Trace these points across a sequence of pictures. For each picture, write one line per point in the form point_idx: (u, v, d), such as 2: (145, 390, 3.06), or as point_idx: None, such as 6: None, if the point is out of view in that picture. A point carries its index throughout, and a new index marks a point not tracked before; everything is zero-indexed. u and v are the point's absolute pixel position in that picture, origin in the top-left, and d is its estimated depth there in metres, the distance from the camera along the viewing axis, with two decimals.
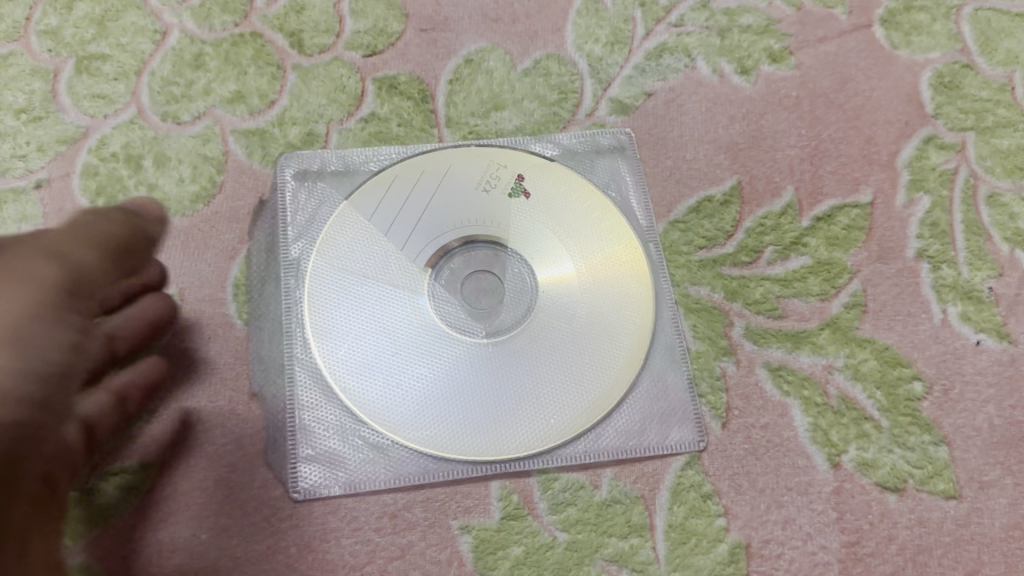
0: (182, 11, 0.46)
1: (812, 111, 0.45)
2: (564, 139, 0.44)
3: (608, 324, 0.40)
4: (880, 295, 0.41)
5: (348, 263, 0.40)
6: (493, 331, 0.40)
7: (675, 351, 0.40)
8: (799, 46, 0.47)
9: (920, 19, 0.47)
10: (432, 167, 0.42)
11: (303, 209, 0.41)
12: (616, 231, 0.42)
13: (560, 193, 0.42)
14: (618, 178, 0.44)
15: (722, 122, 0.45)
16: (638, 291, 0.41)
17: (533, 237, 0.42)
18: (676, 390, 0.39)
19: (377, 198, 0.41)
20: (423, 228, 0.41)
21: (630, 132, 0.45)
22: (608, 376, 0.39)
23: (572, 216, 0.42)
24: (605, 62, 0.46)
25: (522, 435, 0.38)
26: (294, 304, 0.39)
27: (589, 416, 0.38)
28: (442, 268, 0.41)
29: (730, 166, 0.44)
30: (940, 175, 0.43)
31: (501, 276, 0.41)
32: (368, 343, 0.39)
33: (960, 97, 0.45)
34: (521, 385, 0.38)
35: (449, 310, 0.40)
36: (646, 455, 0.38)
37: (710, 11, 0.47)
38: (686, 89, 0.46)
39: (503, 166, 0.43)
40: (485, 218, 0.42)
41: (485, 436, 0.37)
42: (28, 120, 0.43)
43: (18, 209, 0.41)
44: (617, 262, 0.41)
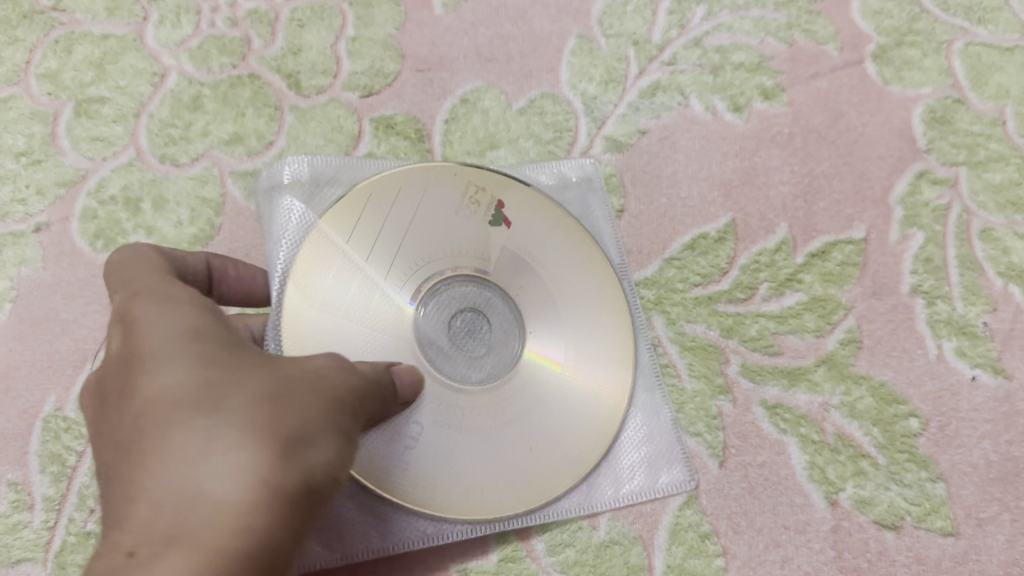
0: (180, 53, 0.46)
1: (804, 147, 0.46)
2: (532, 174, 0.44)
3: (594, 365, 0.39)
4: (875, 331, 0.41)
5: (333, 285, 0.36)
6: (482, 375, 0.37)
7: (655, 390, 0.40)
8: (791, 83, 0.47)
9: (911, 54, 0.48)
10: (409, 188, 0.39)
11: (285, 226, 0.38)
12: (594, 266, 0.41)
13: (539, 223, 0.41)
14: (587, 209, 0.43)
15: (715, 159, 0.46)
16: (618, 329, 0.40)
17: (515, 266, 0.40)
18: (661, 430, 0.39)
19: (358, 220, 0.38)
20: (403, 254, 0.38)
21: (594, 161, 0.45)
22: (600, 420, 0.38)
23: (555, 251, 0.40)
24: (598, 100, 0.47)
25: (522, 492, 0.36)
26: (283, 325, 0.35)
27: (584, 468, 0.37)
28: (427, 307, 0.38)
29: (723, 204, 0.44)
30: (933, 211, 0.44)
31: (484, 313, 0.39)
32: None
33: (952, 132, 0.46)
34: (517, 437, 0.36)
35: (437, 355, 0.37)
36: (641, 499, 0.38)
37: (702, 49, 0.48)
38: (680, 126, 0.46)
39: (483, 189, 0.40)
40: (464, 249, 0.39)
41: (486, 498, 0.35)
42: (27, 163, 0.44)
43: (18, 252, 0.42)
44: (596, 299, 0.40)
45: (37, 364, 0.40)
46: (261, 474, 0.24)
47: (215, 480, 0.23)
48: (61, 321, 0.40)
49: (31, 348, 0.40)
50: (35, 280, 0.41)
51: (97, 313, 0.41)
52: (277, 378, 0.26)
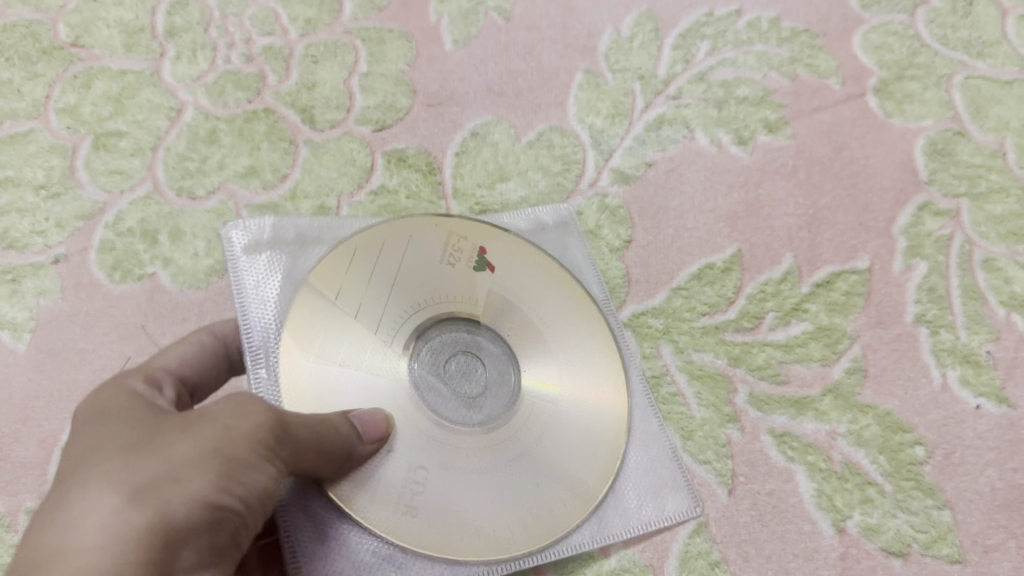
0: (196, 88, 0.48)
1: (809, 179, 0.47)
2: (507, 220, 0.44)
3: (592, 400, 0.39)
4: (880, 361, 0.42)
5: (320, 345, 0.35)
6: (480, 419, 0.37)
7: (653, 422, 0.40)
8: (795, 116, 0.48)
9: (912, 88, 0.50)
10: (393, 239, 0.40)
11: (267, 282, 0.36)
12: (580, 306, 0.41)
13: (523, 268, 0.41)
14: (566, 250, 0.44)
15: (721, 191, 0.46)
16: (611, 365, 0.40)
17: (501, 306, 0.40)
18: (663, 462, 0.39)
19: (344, 262, 0.38)
20: (396, 299, 0.38)
21: (568, 206, 0.45)
22: (603, 454, 0.38)
23: (541, 292, 0.41)
24: (606, 134, 0.48)
25: (534, 529, 0.35)
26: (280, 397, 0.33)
27: (592, 501, 0.37)
28: (421, 351, 0.38)
29: (729, 235, 0.45)
30: (936, 242, 0.45)
31: (478, 355, 0.39)
32: None
33: (953, 164, 0.47)
34: (524, 474, 0.36)
35: (436, 399, 0.37)
36: (650, 529, 0.38)
37: (706, 84, 0.49)
38: (685, 159, 0.47)
39: (463, 238, 0.41)
40: (453, 295, 0.39)
41: (499, 537, 0.35)
42: (46, 196, 0.44)
43: (37, 283, 0.42)
44: (587, 337, 0.40)
45: (55, 394, 0.40)
46: (106, 517, 0.22)
47: (61, 530, 0.22)
48: (78, 351, 0.41)
49: (49, 378, 0.40)
50: (53, 311, 0.42)
51: (113, 343, 0.41)
52: (169, 423, 0.26)
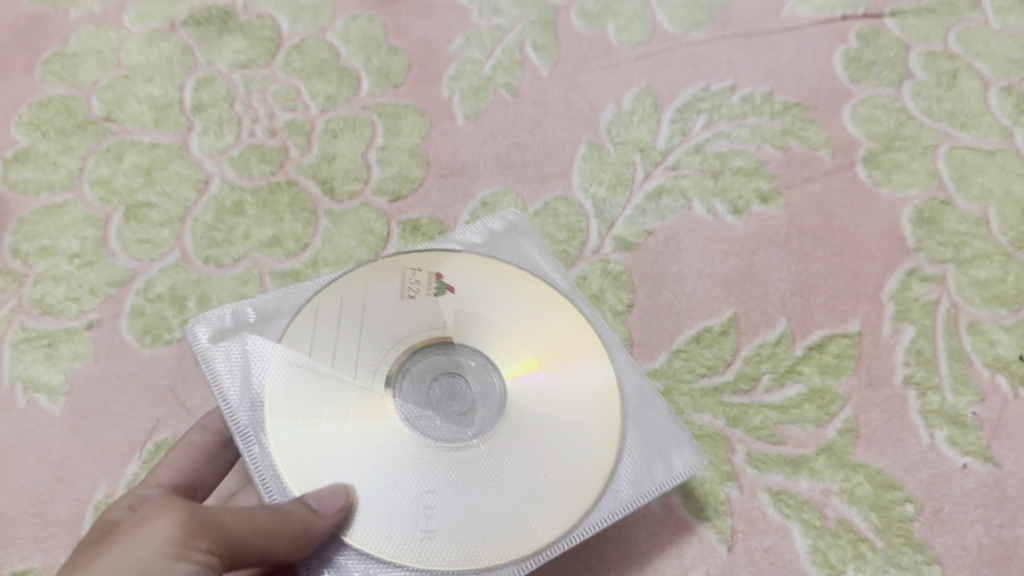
0: (223, 161, 0.51)
1: (801, 247, 0.49)
2: (462, 235, 0.46)
3: (577, 382, 0.40)
4: (871, 421, 0.44)
5: (295, 409, 0.38)
6: (476, 430, 0.38)
7: (644, 388, 0.41)
8: (787, 187, 0.51)
9: (899, 158, 0.52)
10: (350, 290, 0.42)
11: (238, 362, 0.39)
12: (546, 299, 0.42)
13: (480, 280, 0.43)
14: (522, 250, 0.45)
15: (718, 257, 0.49)
16: (590, 347, 0.41)
17: (474, 323, 0.42)
18: (661, 423, 0.40)
19: (306, 325, 0.40)
20: (366, 340, 0.40)
21: (513, 211, 0.47)
22: (599, 430, 0.39)
23: (506, 297, 0.43)
24: (608, 203, 0.50)
25: (546, 517, 0.36)
26: (269, 467, 0.36)
27: (599, 480, 0.38)
28: (401, 385, 0.39)
29: (726, 300, 0.48)
30: (923, 306, 0.47)
31: (459, 373, 0.40)
32: (361, 478, 0.36)
33: (939, 231, 0.50)
34: (525, 467, 0.37)
35: (425, 425, 0.38)
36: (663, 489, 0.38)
37: (703, 155, 0.52)
38: (684, 226, 0.50)
39: (417, 270, 0.43)
40: (422, 324, 0.41)
41: (514, 533, 0.36)
42: (80, 264, 0.47)
43: (71, 347, 0.45)
44: (562, 327, 0.42)
45: (88, 454, 0.42)
46: None
47: None
48: (110, 413, 0.43)
49: (82, 438, 0.43)
50: (87, 374, 0.44)
51: (144, 405, 0.44)
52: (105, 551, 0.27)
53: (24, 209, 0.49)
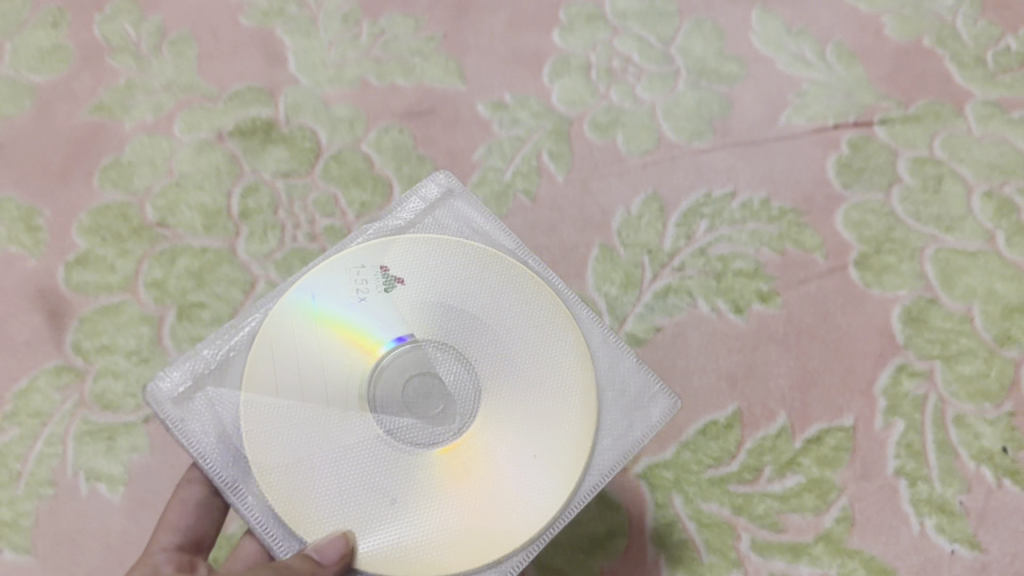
0: (268, 264, 0.57)
1: (798, 344, 0.53)
2: (401, 212, 0.47)
3: (547, 357, 0.44)
4: (865, 509, 0.49)
5: (271, 450, 0.41)
6: (455, 427, 0.42)
7: (609, 339, 0.46)
8: (784, 287, 0.55)
9: (889, 260, 0.57)
10: (298, 306, 0.44)
11: (204, 421, 0.41)
12: (501, 271, 0.46)
13: (434, 261, 0.46)
14: (461, 217, 0.48)
15: (722, 353, 0.53)
16: (549, 314, 0.45)
17: (434, 313, 0.45)
18: (628, 372, 0.45)
19: (259, 358, 0.42)
20: (327, 362, 0.43)
21: (445, 171, 0.49)
22: (574, 401, 0.43)
23: (461, 279, 0.45)
24: (620, 300, 0.55)
25: (540, 493, 0.41)
26: (266, 515, 0.40)
27: (581, 447, 0.42)
28: (379, 396, 0.43)
29: (730, 395, 0.52)
30: (912, 401, 0.51)
31: (431, 371, 0.44)
32: (361, 498, 0.40)
33: (927, 330, 0.54)
34: (514, 453, 0.42)
35: (409, 431, 0.42)
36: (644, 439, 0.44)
37: (706, 257, 0.57)
38: (690, 324, 0.54)
39: (365, 264, 0.45)
40: (384, 326, 0.44)
41: (515, 514, 0.41)
42: (138, 361, 0.53)
43: (130, 440, 0.51)
44: (522, 300, 0.45)
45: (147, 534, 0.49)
46: None
47: None
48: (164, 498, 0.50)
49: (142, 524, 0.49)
50: (143, 464, 0.51)
51: None
52: None
53: (84, 310, 0.55)
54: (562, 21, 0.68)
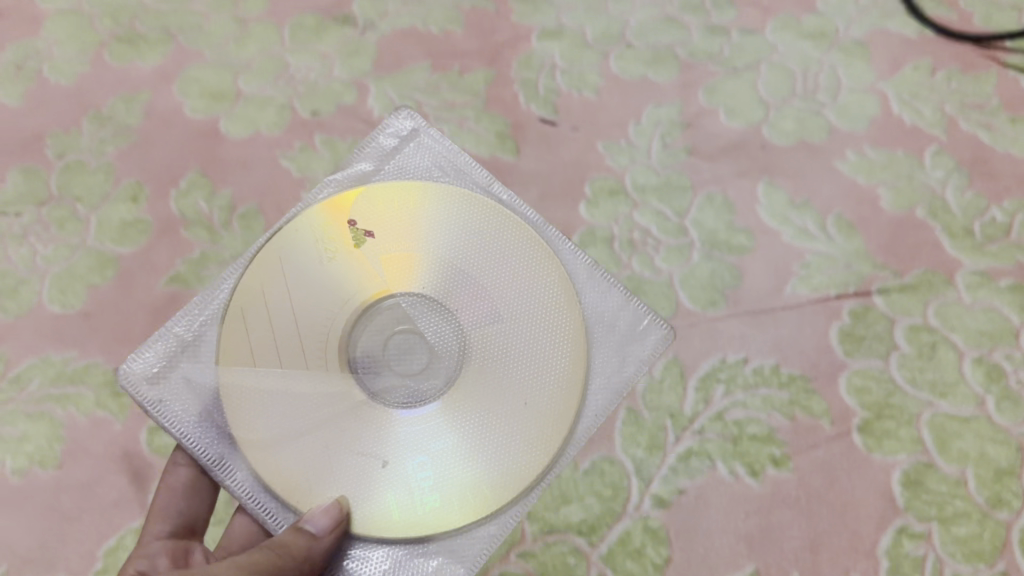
0: None
1: (809, 507, 0.65)
2: (370, 163, 0.70)
3: (521, 288, 0.63)
4: None
5: (253, 422, 0.58)
6: (441, 382, 0.61)
7: (591, 273, 0.66)
8: (795, 452, 0.66)
9: (889, 425, 0.67)
10: (278, 277, 0.62)
11: (182, 399, 0.60)
12: (463, 207, 0.66)
13: (412, 204, 0.65)
14: (426, 152, 0.70)
15: (741, 515, 0.65)
16: (509, 236, 0.65)
17: (422, 274, 0.63)
18: (610, 304, 0.65)
19: (230, 336, 0.60)
20: (319, 300, 0.62)
21: (406, 108, 0.72)
22: (556, 332, 0.62)
23: (432, 224, 0.65)
24: (646, 463, 0.67)
25: (536, 418, 0.59)
26: (250, 489, 0.58)
27: (575, 369, 0.61)
28: (362, 353, 0.61)
29: (748, 554, 0.64)
30: (912, 561, 0.63)
31: (411, 326, 0.62)
32: (366, 463, 0.58)
33: (925, 493, 0.65)
34: (512, 388, 0.60)
35: (403, 388, 0.61)
36: (627, 370, 0.64)
37: (724, 421, 0.68)
38: (710, 485, 0.66)
39: (328, 236, 0.63)
40: (358, 285, 0.62)
41: (529, 432, 0.59)
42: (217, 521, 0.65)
43: None
44: (484, 229, 0.65)
45: None
46: None
47: None
48: None
49: None
50: None
51: None
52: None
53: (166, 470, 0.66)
54: (587, 195, 0.80)
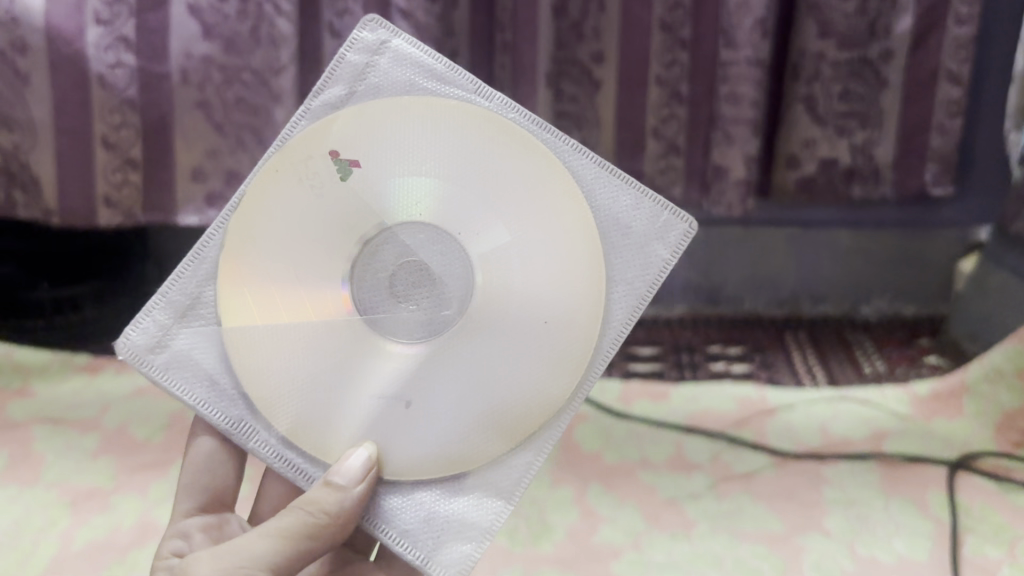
0: None
1: None
2: (347, 83, 1.04)
3: (525, 208, 0.98)
4: None
5: (272, 379, 0.97)
6: (452, 309, 0.98)
7: (601, 167, 1.03)
8: None
9: None
10: (281, 218, 0.97)
11: (190, 372, 1.00)
12: (453, 110, 0.98)
13: (409, 117, 0.98)
14: (395, 61, 1.04)
15: None
16: (496, 135, 0.98)
17: (418, 208, 0.98)
18: (622, 202, 1.02)
19: (233, 304, 0.97)
20: (314, 249, 0.98)
21: (373, 16, 1.05)
22: (559, 247, 0.97)
23: (434, 132, 0.98)
24: None
25: (556, 330, 0.97)
26: (262, 445, 0.99)
27: (589, 278, 0.98)
28: (380, 279, 0.99)
29: None
30: None
31: (412, 251, 0.98)
32: (401, 385, 0.96)
33: None
34: (532, 312, 0.97)
35: (402, 322, 0.98)
36: (649, 264, 1.01)
37: None
38: None
39: (323, 167, 0.97)
40: (371, 208, 0.98)
41: (554, 339, 0.97)
42: None
43: None
44: (482, 131, 0.98)
45: None
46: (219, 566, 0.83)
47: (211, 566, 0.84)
48: None
49: None
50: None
51: None
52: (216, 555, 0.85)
53: None
54: None
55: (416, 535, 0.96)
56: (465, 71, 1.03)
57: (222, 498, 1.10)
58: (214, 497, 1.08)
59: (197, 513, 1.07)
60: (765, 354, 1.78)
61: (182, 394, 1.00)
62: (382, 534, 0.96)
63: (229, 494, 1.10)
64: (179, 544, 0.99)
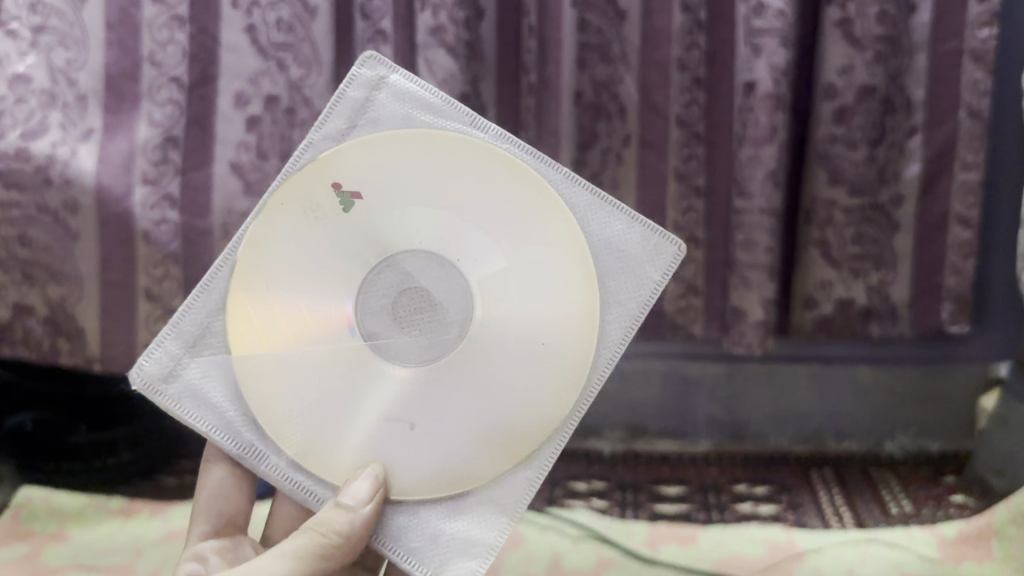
0: None
1: None
2: (346, 116, 1.13)
3: (518, 238, 1.09)
4: None
5: (288, 402, 1.08)
6: (452, 334, 1.10)
7: (593, 192, 1.14)
8: None
9: None
10: (295, 249, 1.09)
11: (201, 400, 1.10)
12: (448, 147, 1.09)
13: (407, 156, 1.09)
14: (391, 95, 1.14)
15: None
16: (488, 169, 1.09)
17: (419, 246, 1.10)
18: (616, 227, 1.13)
19: (244, 339, 1.08)
20: (321, 283, 1.09)
21: (370, 54, 1.14)
22: (553, 272, 1.09)
23: (432, 170, 1.09)
24: None
25: (551, 351, 1.09)
26: (273, 469, 1.09)
27: (584, 302, 1.10)
28: (385, 305, 1.10)
29: None
30: None
31: (415, 280, 1.10)
32: (406, 404, 1.09)
33: None
34: (526, 335, 1.09)
35: (403, 346, 1.10)
36: (643, 285, 1.13)
37: None
38: None
39: (331, 202, 1.08)
40: (380, 245, 1.09)
41: (551, 360, 1.09)
42: None
43: None
44: (476, 167, 1.09)
45: None
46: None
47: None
48: None
49: None
50: None
51: None
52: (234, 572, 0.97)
53: None
54: None
55: (425, 552, 1.07)
56: (460, 104, 1.14)
57: (235, 523, 1.23)
58: (227, 521, 1.22)
59: (210, 536, 1.20)
60: (792, 493, 1.79)
61: (194, 420, 1.09)
62: (394, 553, 1.08)
63: (241, 518, 1.24)
64: (196, 566, 1.11)
